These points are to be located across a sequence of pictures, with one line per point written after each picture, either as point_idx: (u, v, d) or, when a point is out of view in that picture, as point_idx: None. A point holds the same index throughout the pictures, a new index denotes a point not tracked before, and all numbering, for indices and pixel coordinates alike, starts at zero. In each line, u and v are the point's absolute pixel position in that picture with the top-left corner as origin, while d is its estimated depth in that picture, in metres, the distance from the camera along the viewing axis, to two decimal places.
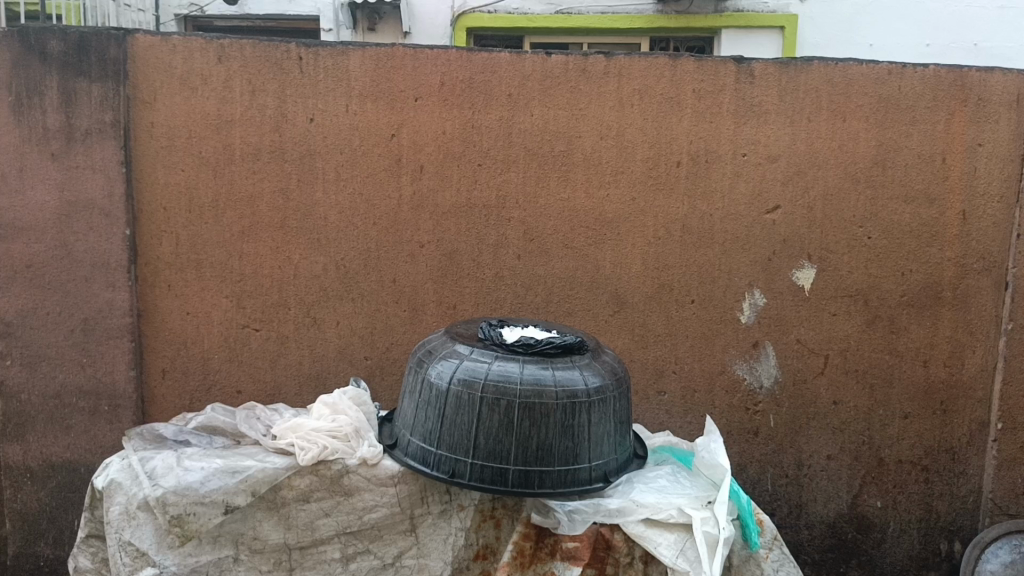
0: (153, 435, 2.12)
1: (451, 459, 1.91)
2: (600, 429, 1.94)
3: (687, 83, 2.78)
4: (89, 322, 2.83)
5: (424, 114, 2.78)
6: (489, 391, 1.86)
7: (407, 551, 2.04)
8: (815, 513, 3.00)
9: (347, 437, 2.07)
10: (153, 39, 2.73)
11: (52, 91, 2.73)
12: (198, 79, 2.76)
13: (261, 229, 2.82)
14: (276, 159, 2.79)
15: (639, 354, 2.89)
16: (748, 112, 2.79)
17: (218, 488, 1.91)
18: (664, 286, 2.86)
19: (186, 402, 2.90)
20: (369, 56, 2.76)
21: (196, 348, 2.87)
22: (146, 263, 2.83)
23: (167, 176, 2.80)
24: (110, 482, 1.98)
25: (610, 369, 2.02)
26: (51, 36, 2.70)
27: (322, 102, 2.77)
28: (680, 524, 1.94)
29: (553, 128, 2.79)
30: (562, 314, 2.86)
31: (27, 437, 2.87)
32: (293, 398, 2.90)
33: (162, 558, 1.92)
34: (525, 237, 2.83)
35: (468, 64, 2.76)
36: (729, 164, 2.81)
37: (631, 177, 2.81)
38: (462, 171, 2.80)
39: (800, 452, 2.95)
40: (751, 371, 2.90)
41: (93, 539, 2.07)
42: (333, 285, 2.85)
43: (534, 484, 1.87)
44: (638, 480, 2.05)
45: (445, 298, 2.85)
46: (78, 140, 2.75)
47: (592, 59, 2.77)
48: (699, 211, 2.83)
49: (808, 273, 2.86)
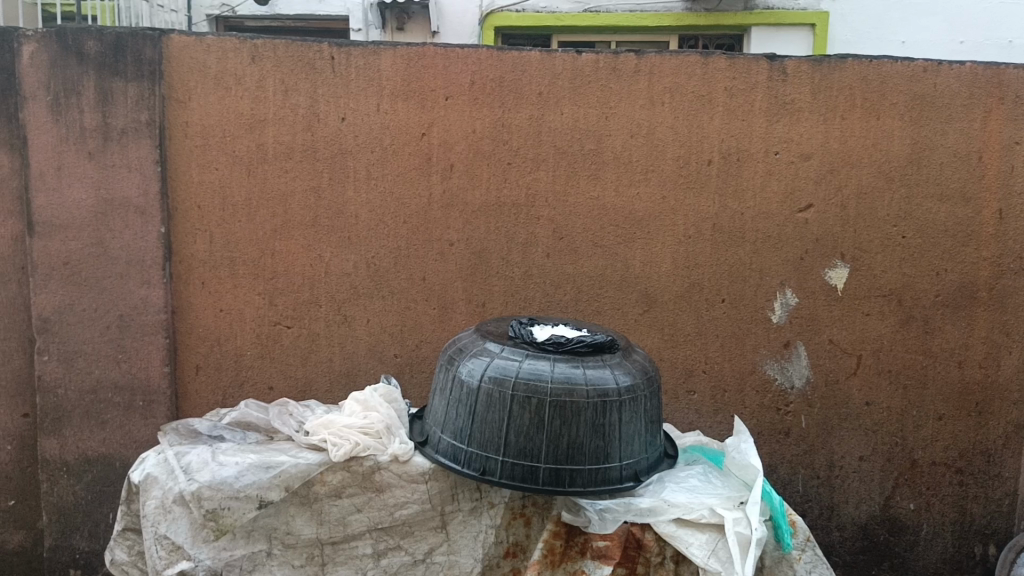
0: (187, 430, 2.17)
1: (482, 456, 1.91)
2: (630, 427, 1.93)
3: (719, 81, 2.76)
4: (124, 319, 2.87)
5: (455, 113, 2.79)
6: (520, 389, 1.86)
7: (437, 548, 2.05)
8: (846, 515, 2.97)
9: (378, 434, 2.08)
10: (188, 40, 2.77)
11: (89, 91, 2.76)
12: (232, 79, 2.79)
13: (293, 228, 2.85)
14: (307, 158, 2.82)
15: (669, 353, 2.88)
16: (780, 109, 2.77)
17: (251, 483, 1.95)
18: (695, 285, 2.85)
19: (219, 398, 2.94)
20: (400, 56, 2.77)
21: (229, 345, 2.91)
22: (180, 261, 2.87)
23: (202, 175, 2.83)
24: (146, 476, 2.00)
25: (641, 368, 2.01)
26: (88, 36, 2.73)
27: (354, 101, 2.79)
28: (711, 524, 1.93)
29: (583, 127, 2.79)
30: (591, 313, 2.86)
31: (63, 431, 2.91)
32: (324, 395, 2.93)
33: (197, 552, 1.95)
34: (555, 236, 2.83)
35: (499, 63, 2.77)
36: (760, 162, 2.79)
37: (662, 175, 2.80)
38: (491, 169, 2.81)
39: (832, 453, 2.93)
40: (782, 371, 2.88)
41: (129, 532, 2.10)
42: (364, 283, 2.87)
43: (564, 482, 1.87)
44: (669, 480, 2.04)
45: (473, 296, 2.86)
46: (114, 139, 2.78)
47: (622, 57, 2.76)
48: (730, 210, 2.81)
49: (841, 273, 2.83)
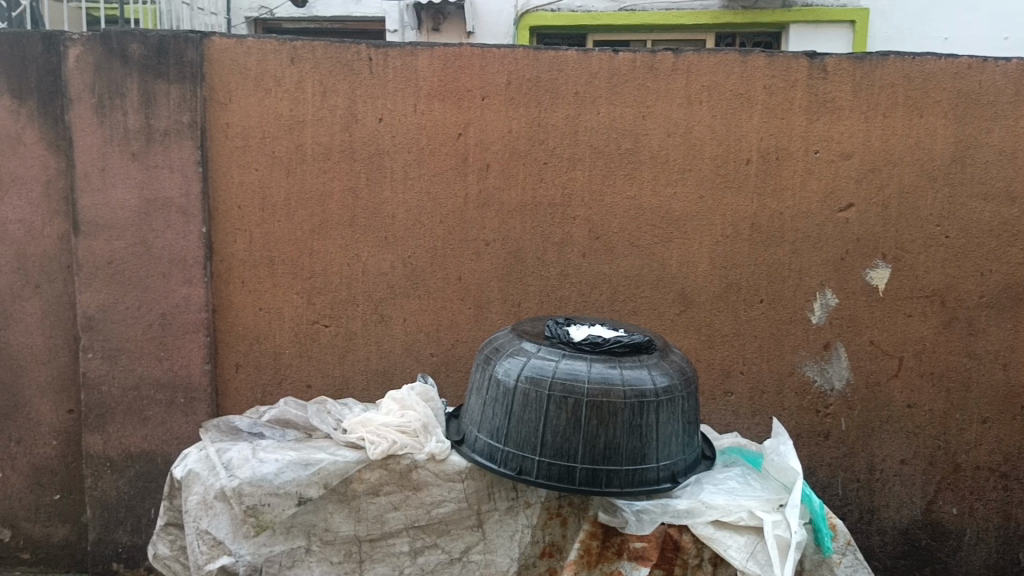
0: (228, 427, 2.20)
1: (519, 456, 1.91)
2: (668, 429, 1.92)
3: (758, 79, 2.74)
4: (166, 317, 2.91)
5: (491, 113, 2.79)
6: (557, 389, 1.86)
7: (474, 546, 2.06)
8: (887, 519, 2.92)
9: (415, 432, 2.09)
10: (229, 42, 2.81)
11: (132, 93, 2.81)
12: (271, 80, 2.82)
13: (331, 227, 2.88)
14: (345, 158, 2.84)
15: (706, 354, 2.86)
16: (820, 107, 2.73)
17: (291, 480, 1.97)
18: (733, 286, 2.82)
19: (258, 396, 2.98)
20: (437, 56, 2.78)
21: (268, 343, 2.95)
22: (221, 260, 2.91)
23: (243, 176, 2.87)
24: (188, 472, 2.04)
25: (678, 369, 2.00)
26: (132, 39, 2.78)
27: (391, 102, 2.81)
28: (750, 527, 1.91)
29: (620, 126, 2.78)
30: (627, 313, 2.85)
31: (106, 427, 2.97)
32: (361, 393, 2.95)
33: (238, 547, 1.98)
34: (591, 235, 2.82)
35: (535, 63, 2.77)
36: (800, 161, 2.76)
37: (699, 174, 2.78)
38: (528, 169, 2.81)
39: (872, 456, 2.88)
40: (822, 372, 2.85)
41: (171, 527, 2.13)
42: (400, 282, 2.89)
43: (601, 483, 1.87)
44: (707, 482, 2.03)
45: (509, 296, 2.86)
46: (156, 140, 2.83)
47: (660, 55, 2.75)
48: (769, 209, 2.78)
49: (882, 273, 2.79)
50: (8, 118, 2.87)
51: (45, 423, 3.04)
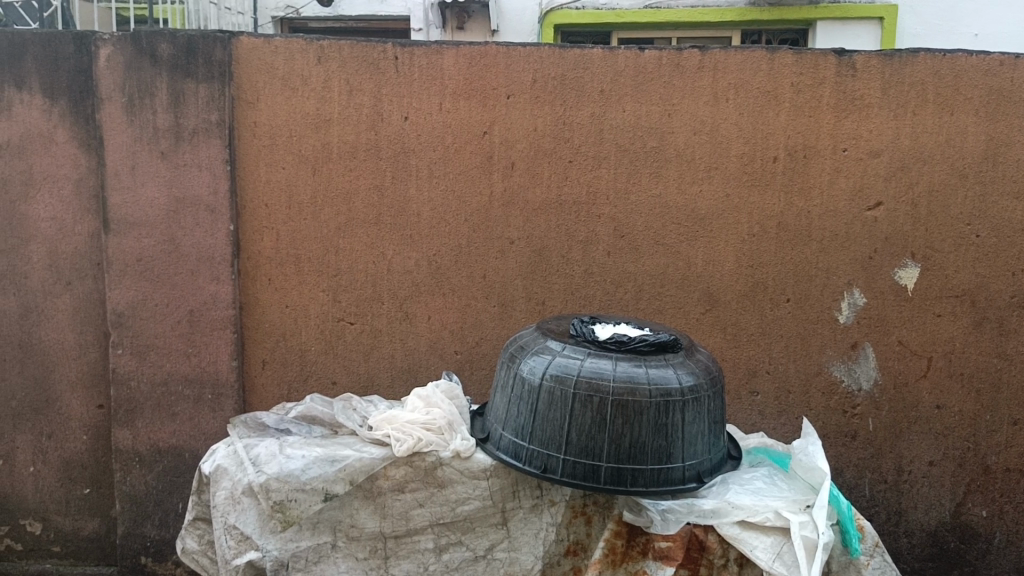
0: (255, 423, 2.22)
1: (543, 454, 1.92)
2: (693, 428, 1.91)
3: (785, 77, 2.71)
4: (194, 314, 2.94)
5: (516, 111, 2.79)
6: (582, 387, 1.86)
7: (498, 544, 2.06)
8: (915, 521, 2.89)
9: (440, 430, 2.09)
10: (257, 41, 2.83)
11: (162, 92, 2.84)
12: (299, 79, 2.84)
13: (356, 225, 2.89)
14: (371, 157, 2.86)
15: (731, 353, 2.84)
16: (849, 105, 2.71)
17: (318, 475, 1.98)
18: (759, 284, 2.80)
19: (284, 392, 3.00)
20: (462, 54, 2.79)
21: (294, 340, 2.97)
22: (248, 258, 2.94)
23: (270, 174, 2.89)
24: (216, 467, 2.07)
25: (704, 368, 1.99)
26: (161, 39, 2.81)
27: (416, 101, 2.82)
28: (777, 528, 1.90)
29: (645, 124, 2.77)
30: (652, 311, 2.84)
31: (135, 422, 3.00)
32: (385, 390, 2.97)
33: (265, 542, 2.00)
34: (616, 233, 2.82)
35: (561, 61, 2.76)
36: (828, 159, 2.73)
37: (726, 173, 2.76)
38: (553, 167, 2.81)
39: (900, 458, 2.85)
40: (850, 372, 2.82)
41: (199, 522, 2.16)
42: (425, 280, 2.90)
43: (626, 482, 1.87)
44: (733, 482, 2.02)
45: (534, 294, 2.86)
46: (185, 139, 2.85)
47: (686, 53, 2.73)
48: (796, 208, 2.76)
49: (910, 272, 2.76)
50: (40, 118, 2.91)
51: (75, 418, 3.08)
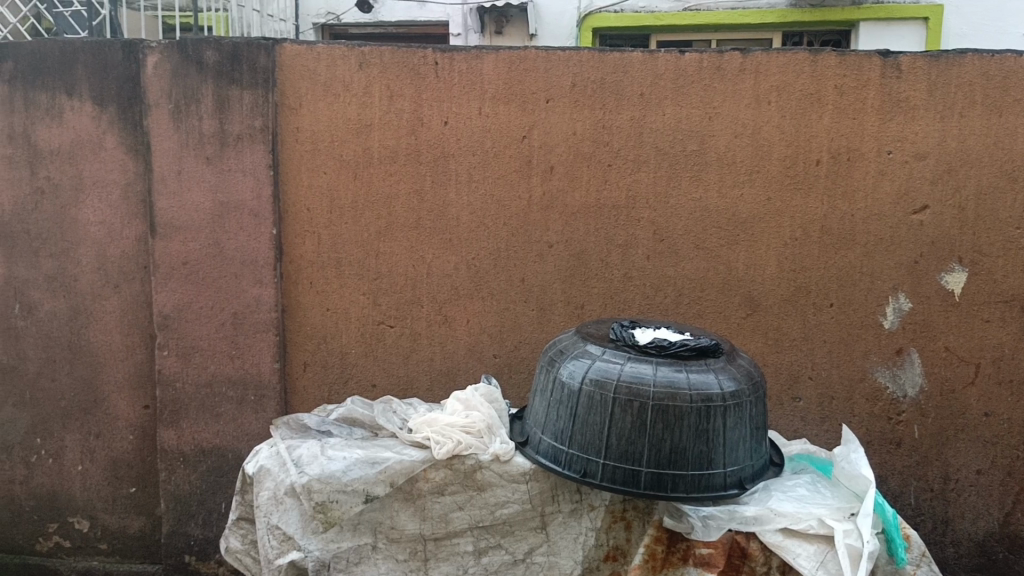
0: (298, 425, 2.25)
1: (583, 458, 1.91)
2: (734, 434, 1.90)
3: (829, 79, 2.68)
4: (238, 317, 2.99)
5: (556, 115, 2.80)
6: (622, 392, 1.86)
7: (537, 548, 2.06)
8: (962, 530, 2.83)
9: (480, 432, 2.09)
10: (300, 48, 2.87)
11: (207, 98, 2.89)
12: (340, 85, 2.87)
13: (396, 229, 2.92)
14: (411, 161, 2.88)
15: (773, 358, 2.81)
16: (894, 107, 2.66)
17: (358, 477, 2.01)
18: (801, 289, 2.77)
19: (325, 394, 3.04)
20: (502, 59, 2.80)
21: (334, 343, 3.00)
22: (290, 261, 2.98)
23: (312, 179, 2.93)
24: (260, 468, 2.10)
25: (746, 373, 1.97)
26: (206, 46, 2.86)
27: (456, 105, 2.83)
28: (820, 536, 1.88)
29: (686, 128, 2.75)
30: (692, 316, 2.82)
31: (180, 423, 3.06)
32: (425, 393, 2.98)
33: (307, 543, 2.02)
34: (655, 237, 2.80)
35: (600, 64, 2.76)
36: (872, 162, 2.70)
37: (768, 176, 2.74)
38: (592, 171, 2.80)
39: (946, 466, 2.80)
40: (894, 378, 2.77)
41: (243, 522, 2.19)
42: (464, 284, 2.91)
43: (666, 487, 1.86)
44: (775, 489, 2.00)
45: (573, 298, 2.86)
46: (229, 145, 2.90)
47: (727, 56, 2.71)
48: (839, 211, 2.73)
49: (957, 277, 2.71)
50: (90, 124, 2.98)
51: (122, 418, 3.15)
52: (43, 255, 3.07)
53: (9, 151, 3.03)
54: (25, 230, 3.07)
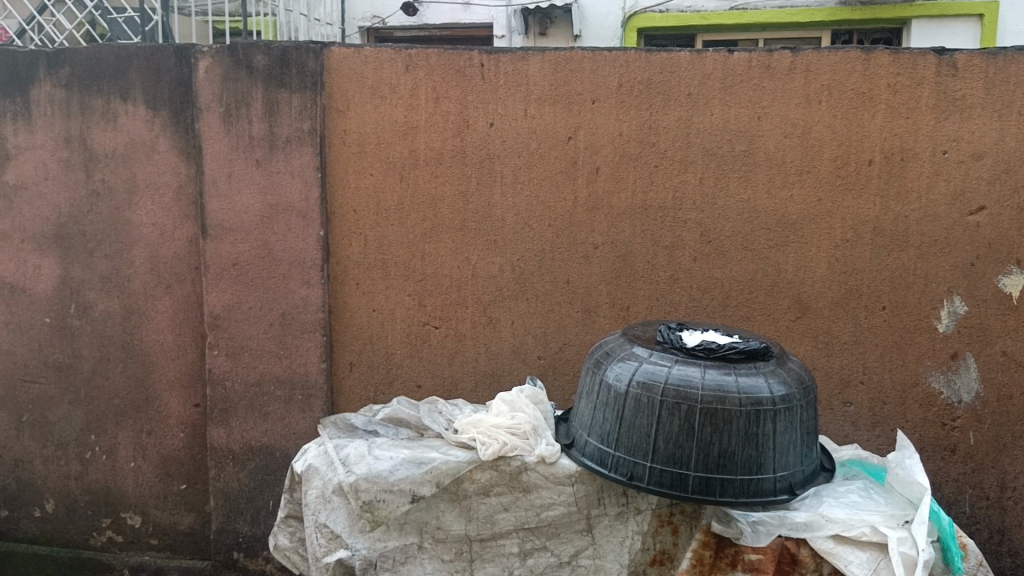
0: (345, 424, 2.27)
1: (630, 461, 1.90)
2: (785, 439, 1.87)
3: (882, 77, 2.63)
4: (285, 317, 3.03)
5: (602, 116, 2.78)
6: (669, 395, 1.84)
7: (583, 551, 2.05)
8: (1020, 540, 2.75)
9: (525, 434, 2.09)
10: (347, 51, 2.90)
11: (257, 102, 2.93)
12: (387, 88, 2.90)
13: (442, 231, 2.93)
14: (456, 163, 2.89)
15: (823, 362, 2.76)
16: (949, 105, 2.60)
17: (405, 477, 2.02)
18: (852, 292, 2.72)
19: (371, 394, 3.06)
20: (548, 60, 2.80)
21: (380, 343, 3.03)
22: (337, 262, 3.01)
23: (358, 181, 2.96)
24: (308, 466, 2.12)
25: (797, 377, 1.94)
26: (257, 50, 2.90)
27: (502, 107, 2.84)
28: (873, 543, 1.85)
29: (734, 128, 2.72)
30: (740, 319, 2.79)
31: (229, 421, 3.11)
32: (469, 394, 2.99)
33: (354, 541, 2.05)
34: (702, 238, 2.78)
35: (647, 65, 2.74)
36: (927, 162, 2.64)
37: (818, 177, 2.69)
38: (639, 171, 2.79)
39: (1003, 473, 2.72)
40: (949, 384, 2.71)
41: (291, 519, 2.22)
42: (508, 285, 2.91)
43: (714, 492, 1.84)
44: (827, 495, 1.96)
45: (618, 300, 2.85)
46: (279, 147, 2.94)
47: (777, 55, 2.68)
48: (892, 212, 2.67)
49: (1017, 280, 2.63)
50: (143, 128, 3.05)
51: (174, 416, 3.21)
52: (98, 256, 3.15)
53: (65, 154, 3.11)
54: (81, 231, 3.15)
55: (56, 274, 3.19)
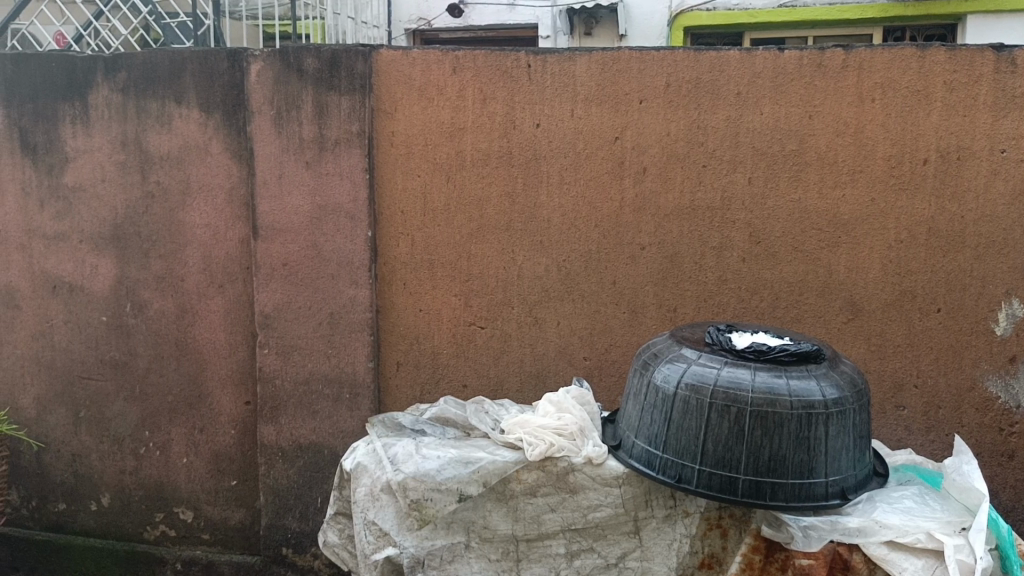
0: (393, 423, 2.29)
1: (678, 463, 1.88)
2: (838, 443, 1.84)
3: (937, 75, 2.57)
4: (334, 316, 3.06)
5: (649, 116, 2.77)
6: (718, 397, 1.82)
7: (631, 553, 2.04)
8: None
9: (572, 435, 2.09)
10: (395, 54, 2.92)
11: (307, 104, 2.97)
12: (434, 89, 2.92)
13: (488, 232, 2.94)
14: (503, 164, 2.90)
15: (876, 365, 2.71)
16: (1008, 103, 2.53)
17: (452, 477, 2.03)
18: (906, 294, 2.67)
19: (417, 393, 3.09)
20: (595, 60, 2.79)
21: (427, 343, 3.05)
22: (384, 263, 3.03)
23: (406, 182, 2.98)
24: (357, 464, 2.15)
25: (850, 380, 1.90)
26: (307, 54, 2.95)
27: (549, 107, 2.84)
28: (929, 550, 1.81)
29: (784, 127, 2.68)
30: (790, 320, 2.75)
31: (279, 419, 3.16)
32: (515, 394, 3.00)
33: (402, 539, 2.06)
34: (751, 239, 2.75)
35: (695, 64, 2.72)
36: (984, 161, 2.57)
37: (871, 177, 2.64)
38: (687, 171, 2.76)
39: None
40: (1007, 388, 2.65)
41: (340, 516, 2.25)
42: (555, 286, 2.91)
43: (764, 495, 1.82)
44: (881, 500, 1.93)
45: (665, 301, 2.83)
46: (328, 149, 2.98)
47: (829, 52, 2.64)
48: (948, 213, 2.61)
49: None
50: (197, 131, 3.11)
51: (225, 414, 3.27)
52: (153, 256, 3.22)
53: (122, 157, 3.19)
54: (137, 232, 3.22)
55: (112, 274, 3.27)
